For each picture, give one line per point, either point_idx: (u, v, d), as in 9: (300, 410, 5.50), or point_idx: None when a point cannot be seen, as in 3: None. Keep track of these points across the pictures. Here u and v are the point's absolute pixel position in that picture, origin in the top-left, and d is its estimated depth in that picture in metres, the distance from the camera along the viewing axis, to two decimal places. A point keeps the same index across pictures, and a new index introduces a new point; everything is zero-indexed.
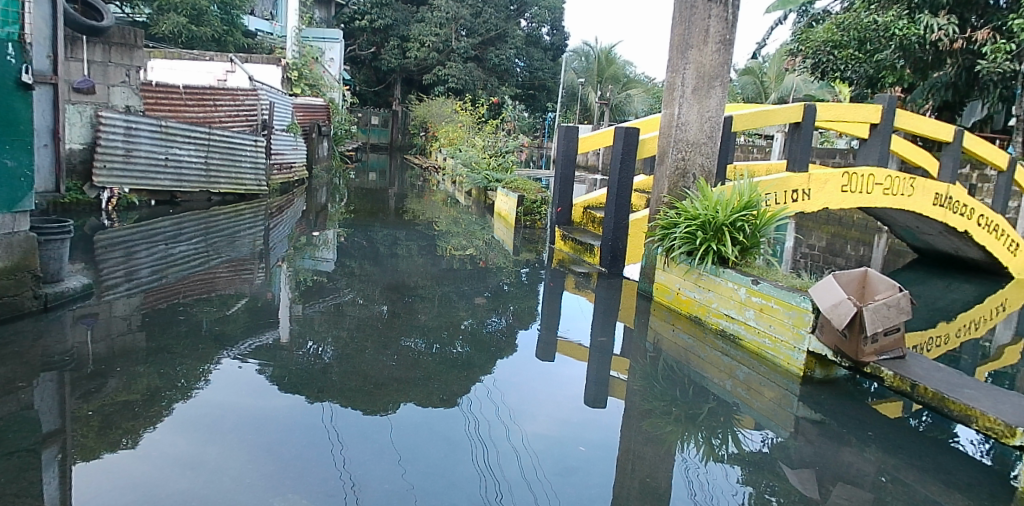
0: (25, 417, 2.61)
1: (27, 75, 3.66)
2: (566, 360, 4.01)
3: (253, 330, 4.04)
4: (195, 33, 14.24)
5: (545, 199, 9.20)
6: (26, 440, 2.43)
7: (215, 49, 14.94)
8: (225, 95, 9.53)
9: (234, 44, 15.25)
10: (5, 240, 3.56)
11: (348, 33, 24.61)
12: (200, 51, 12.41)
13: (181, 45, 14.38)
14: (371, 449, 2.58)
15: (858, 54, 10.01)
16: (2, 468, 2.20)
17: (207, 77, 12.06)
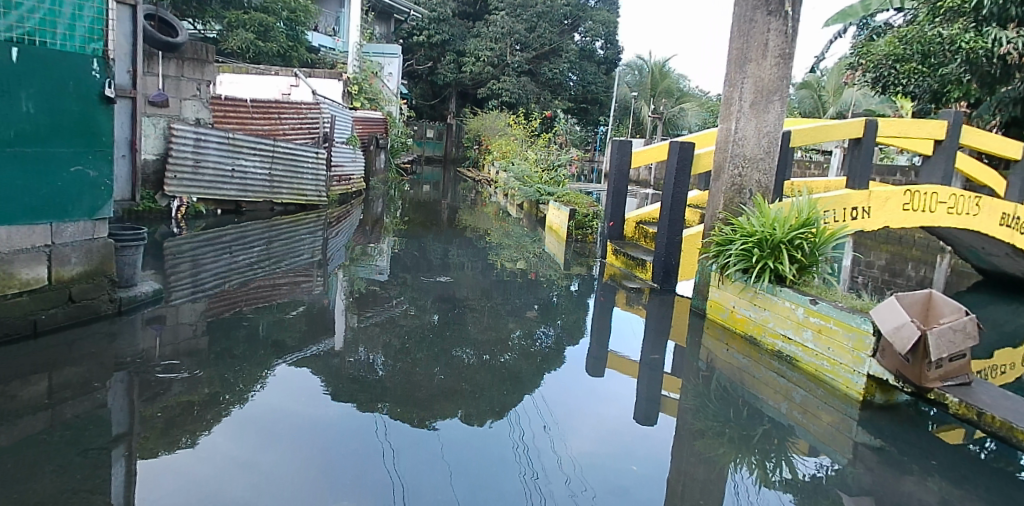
0: (99, 415, 2.78)
1: (110, 89, 3.87)
2: (615, 376, 3.96)
3: (309, 338, 4.17)
4: (262, 49, 14.88)
5: (598, 213, 9.17)
6: (99, 439, 2.58)
7: (280, 63, 15.56)
8: (289, 109, 9.99)
9: (299, 59, 15.86)
10: (85, 246, 3.81)
11: (406, 49, 25.22)
12: (265, 68, 13.04)
13: (249, 59, 15.00)
14: (420, 458, 2.63)
15: (921, 69, 9.52)
16: (78, 465, 2.34)
17: (272, 91, 12.61)
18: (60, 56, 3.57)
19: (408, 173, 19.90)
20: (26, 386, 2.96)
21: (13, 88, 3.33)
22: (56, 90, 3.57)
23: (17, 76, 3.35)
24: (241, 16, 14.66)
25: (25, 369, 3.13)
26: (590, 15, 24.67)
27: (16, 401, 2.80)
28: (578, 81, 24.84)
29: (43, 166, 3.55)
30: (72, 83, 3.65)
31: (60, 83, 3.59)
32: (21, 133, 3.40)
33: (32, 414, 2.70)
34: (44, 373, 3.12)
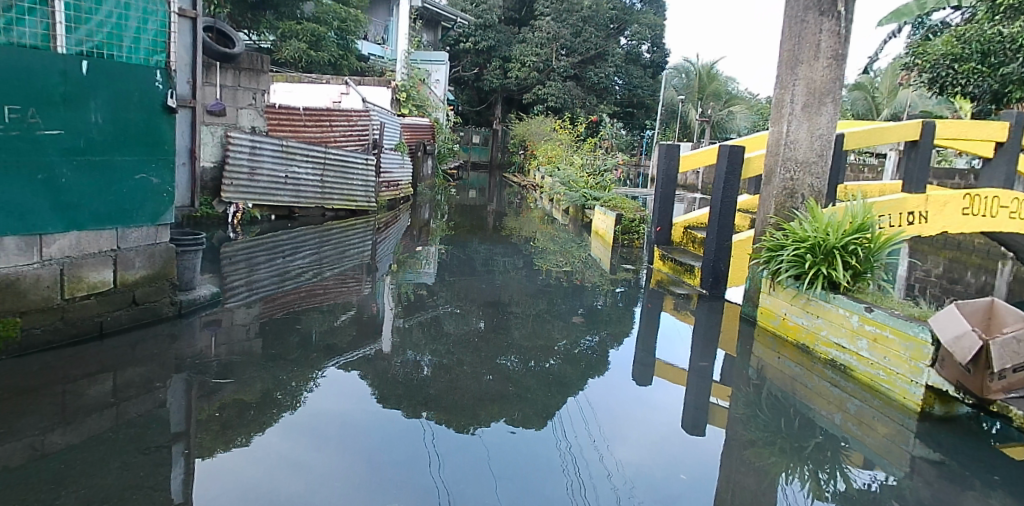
0: (161, 414, 2.93)
1: (173, 99, 4.06)
2: (662, 384, 3.90)
3: (358, 341, 4.28)
4: (314, 58, 15.27)
5: (645, 218, 9.04)
6: (161, 436, 2.72)
7: (331, 72, 15.95)
8: (340, 116, 10.30)
9: (348, 68, 16.38)
10: (148, 250, 4.01)
11: (453, 55, 25.52)
12: (317, 76, 13.38)
13: (301, 68, 15.43)
14: (467, 462, 2.67)
15: (981, 68, 9.02)
16: (141, 463, 2.48)
17: (324, 99, 12.96)
18: (127, 68, 3.78)
19: (454, 179, 20.13)
20: (93, 385, 3.14)
21: (83, 99, 3.54)
22: (123, 100, 3.77)
23: (87, 87, 3.56)
24: (293, 27, 14.85)
25: (92, 368, 3.32)
26: (636, 18, 24.45)
27: (84, 399, 2.98)
28: (624, 85, 24.71)
29: (111, 174, 3.75)
30: (137, 93, 3.86)
31: (126, 93, 3.79)
32: (90, 143, 3.62)
33: (99, 412, 2.87)
34: (109, 372, 3.30)
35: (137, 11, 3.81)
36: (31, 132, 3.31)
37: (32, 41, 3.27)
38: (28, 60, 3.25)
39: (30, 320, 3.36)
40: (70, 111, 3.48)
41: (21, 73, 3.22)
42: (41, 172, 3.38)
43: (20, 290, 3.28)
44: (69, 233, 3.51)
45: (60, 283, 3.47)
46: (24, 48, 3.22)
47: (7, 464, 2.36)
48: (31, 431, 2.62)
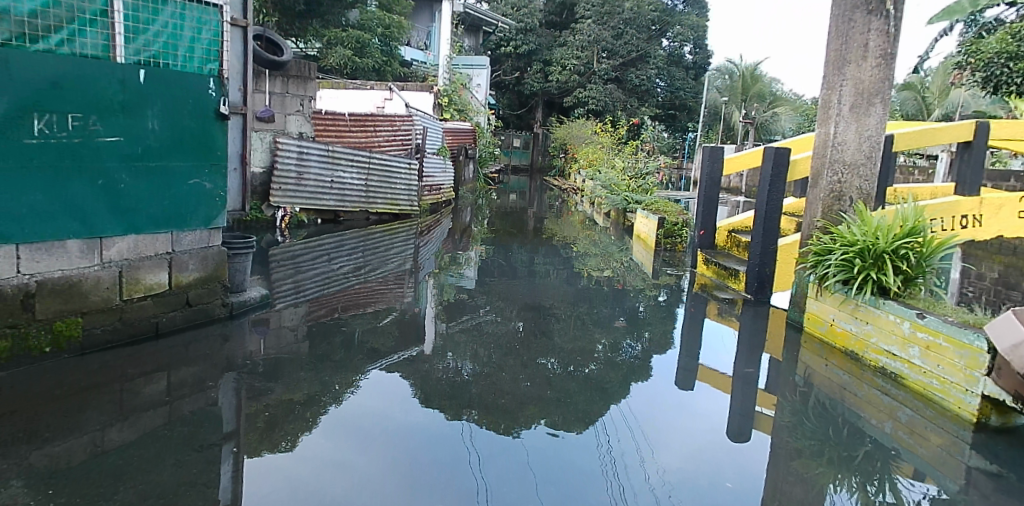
0: (213, 413, 3.06)
1: (224, 105, 4.22)
2: (705, 390, 3.83)
3: (401, 343, 4.36)
4: (358, 64, 15.64)
5: (687, 221, 8.88)
6: (213, 435, 2.85)
7: (375, 78, 16.27)
8: (384, 121, 10.51)
9: (392, 73, 16.68)
10: (202, 253, 4.17)
11: (494, 59, 25.70)
12: (361, 82, 13.65)
13: (346, 75, 15.82)
14: (505, 467, 2.70)
15: None
16: (194, 461, 2.59)
17: (368, 105, 13.24)
18: (182, 75, 3.93)
19: (495, 182, 20.26)
20: (149, 384, 3.29)
21: (141, 107, 3.71)
22: (178, 108, 3.93)
23: (144, 95, 3.72)
24: (338, 34, 15.25)
25: (148, 367, 3.47)
26: (678, 19, 24.14)
27: (141, 398, 3.12)
28: (666, 87, 24.38)
29: (166, 179, 3.92)
30: (191, 100, 4.01)
31: (181, 101, 3.94)
32: (147, 149, 3.78)
33: (154, 410, 3.01)
34: (164, 372, 3.45)
35: (192, 20, 3.93)
36: (93, 139, 3.48)
37: (94, 51, 3.45)
38: (90, 69, 3.43)
39: (91, 320, 3.54)
40: (129, 118, 3.65)
41: (84, 82, 3.40)
42: (102, 177, 3.55)
43: (82, 291, 3.47)
44: (127, 236, 3.69)
45: (119, 284, 3.65)
46: (87, 58, 3.41)
47: (72, 458, 2.50)
48: (92, 427, 2.77)
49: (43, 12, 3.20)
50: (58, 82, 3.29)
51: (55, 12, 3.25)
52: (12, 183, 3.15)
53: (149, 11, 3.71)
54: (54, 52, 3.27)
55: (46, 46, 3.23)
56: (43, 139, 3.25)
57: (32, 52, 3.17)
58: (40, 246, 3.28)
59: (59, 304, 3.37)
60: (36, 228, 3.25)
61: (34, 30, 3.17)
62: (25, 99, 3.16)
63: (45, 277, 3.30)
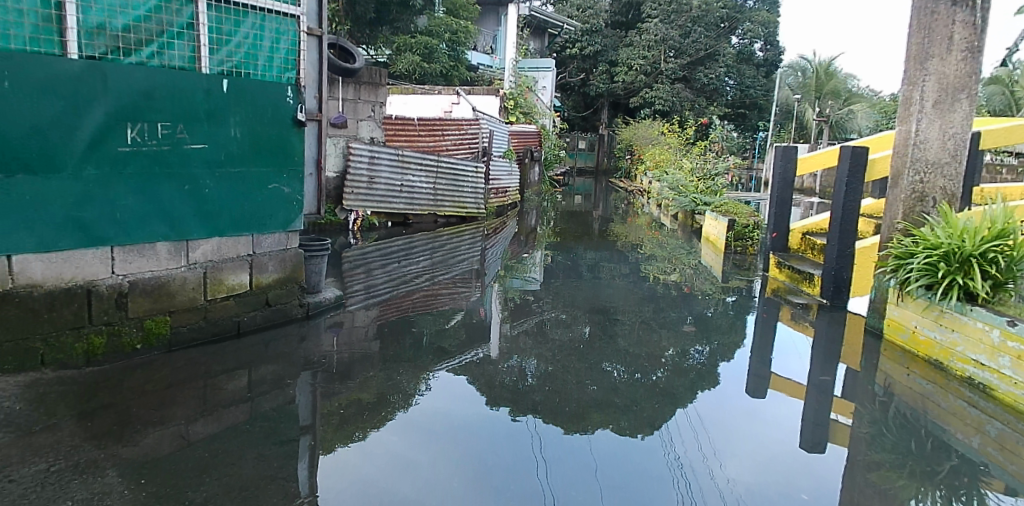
0: (291, 410, 3.24)
1: (302, 113, 4.36)
2: (777, 399, 3.70)
3: (466, 345, 4.46)
4: (426, 70, 16.01)
5: (759, 223, 8.56)
6: (292, 430, 3.03)
7: (443, 83, 16.62)
8: (452, 125, 10.75)
9: (458, 78, 17.00)
10: (280, 255, 4.40)
11: (560, 62, 25.72)
12: (429, 87, 13.88)
13: (415, 80, 16.14)
14: (569, 469, 2.74)
15: None
16: (274, 455, 2.78)
17: (435, 109, 13.50)
18: (263, 85, 4.11)
19: (561, 184, 20.27)
20: (231, 380, 3.50)
21: (224, 116, 3.91)
22: (259, 116, 4.12)
23: (229, 104, 3.93)
24: (409, 40, 15.74)
25: (230, 364, 3.69)
26: (749, 16, 23.60)
27: (223, 393, 3.33)
28: (736, 85, 23.95)
29: (247, 184, 4.13)
30: (271, 108, 4.19)
31: (262, 109, 4.13)
32: (230, 155, 3.99)
33: (236, 406, 3.21)
34: (245, 369, 3.67)
35: (271, 31, 4.12)
36: (180, 146, 3.73)
37: (181, 62, 3.68)
38: (178, 80, 3.65)
39: (177, 319, 3.80)
40: (213, 126, 3.86)
41: (171, 93, 3.63)
42: (188, 183, 3.79)
43: (170, 291, 3.75)
44: (211, 238, 3.94)
45: (203, 285, 3.92)
46: (174, 69, 3.64)
47: (161, 449, 2.71)
48: (177, 420, 2.98)
49: (135, 27, 3.45)
50: (150, 93, 3.54)
51: (146, 26, 3.50)
52: (108, 189, 3.44)
53: (231, 23, 3.89)
54: (144, 64, 3.51)
55: (137, 58, 3.48)
56: (134, 147, 3.52)
57: (125, 65, 3.42)
58: (132, 249, 3.56)
59: (149, 304, 3.65)
60: (128, 231, 3.53)
61: (127, 45, 3.43)
62: (119, 109, 3.43)
63: (137, 278, 3.58)
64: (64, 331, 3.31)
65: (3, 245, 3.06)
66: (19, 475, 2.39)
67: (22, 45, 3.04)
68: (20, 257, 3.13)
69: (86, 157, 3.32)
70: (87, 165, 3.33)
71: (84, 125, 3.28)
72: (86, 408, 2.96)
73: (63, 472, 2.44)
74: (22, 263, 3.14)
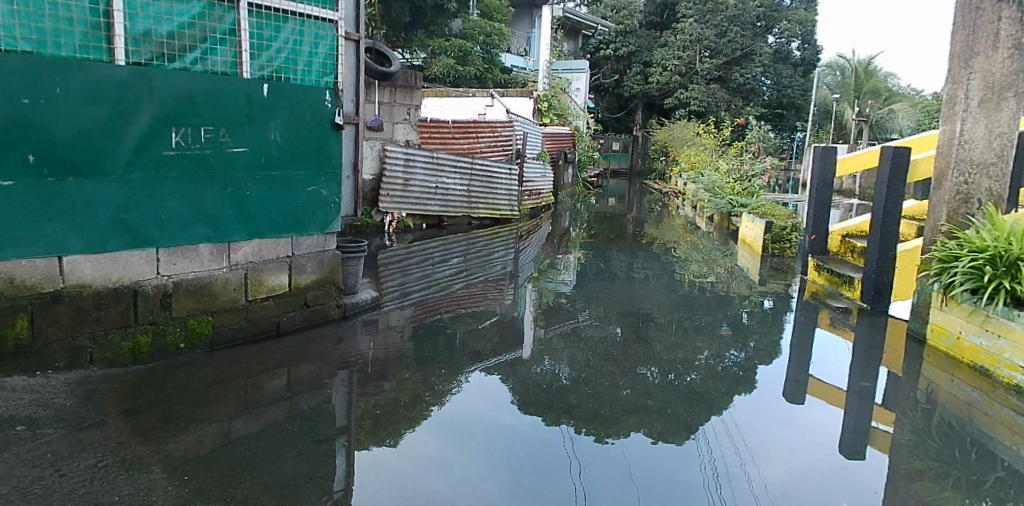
0: (328, 409, 3.33)
1: (338, 116, 4.47)
2: (815, 405, 3.62)
3: (499, 346, 4.50)
4: (461, 72, 15.96)
5: (797, 225, 8.38)
6: (329, 429, 3.11)
7: (477, 85, 16.69)
8: (486, 128, 10.84)
9: (492, 80, 17.06)
10: (318, 257, 4.51)
11: (593, 63, 25.58)
12: (464, 90, 13.98)
13: (449, 83, 16.13)
14: (599, 471, 2.76)
15: None
16: (312, 453, 2.85)
17: (469, 112, 13.61)
18: (302, 89, 4.23)
19: (593, 186, 20.20)
20: (270, 379, 3.61)
21: (265, 119, 4.03)
22: (298, 120, 4.23)
23: (269, 108, 4.05)
24: (442, 43, 15.73)
25: (269, 364, 3.80)
26: (786, 15, 23.21)
27: (263, 392, 3.44)
28: (772, 85, 23.47)
29: (286, 186, 4.25)
30: (309, 112, 4.30)
31: (301, 112, 4.24)
32: (270, 158, 4.11)
33: (275, 404, 3.31)
34: (284, 368, 3.77)
35: (309, 36, 4.24)
36: (223, 150, 3.86)
37: (223, 68, 3.80)
38: (220, 85, 3.78)
39: (219, 319, 3.93)
40: (254, 130, 3.99)
41: (214, 98, 3.75)
42: (229, 186, 3.92)
43: (213, 292, 3.88)
44: (252, 240, 4.07)
45: (245, 286, 4.05)
46: (217, 74, 3.76)
47: (202, 447, 2.80)
48: (219, 418, 3.09)
49: (179, 33, 3.58)
50: (195, 98, 3.67)
51: (190, 33, 3.62)
52: (154, 192, 3.58)
53: (271, 28, 4.01)
54: (189, 70, 3.64)
55: (181, 64, 3.61)
56: (179, 151, 3.65)
57: (169, 70, 3.55)
58: (176, 251, 3.70)
59: (192, 304, 3.79)
60: (172, 233, 3.67)
61: (171, 51, 3.56)
62: (165, 115, 3.56)
63: (181, 278, 3.73)
64: (111, 330, 3.46)
65: (55, 246, 3.22)
66: (69, 470, 2.47)
67: (72, 52, 3.19)
68: (70, 257, 3.28)
69: (132, 162, 3.46)
70: (133, 169, 3.47)
71: (131, 130, 3.42)
72: (132, 406, 3.08)
73: (110, 468, 2.53)
74: (73, 264, 3.30)
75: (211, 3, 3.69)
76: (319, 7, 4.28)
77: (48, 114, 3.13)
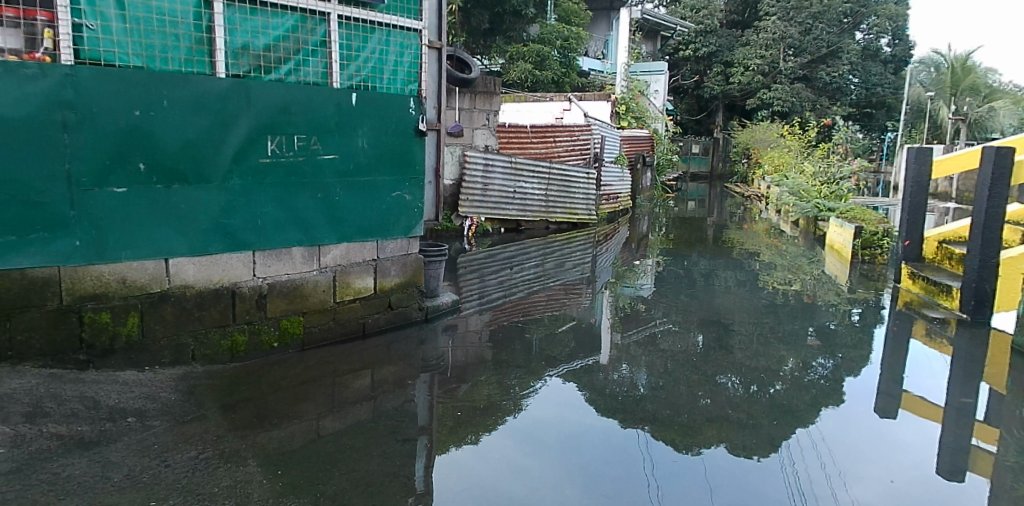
0: (409, 410, 3.38)
1: (422, 123, 4.52)
2: (910, 420, 3.43)
3: (576, 352, 4.46)
4: (539, 77, 15.94)
5: (890, 230, 7.99)
6: (411, 429, 3.17)
7: (554, 89, 16.54)
8: (563, 132, 10.78)
9: (570, 85, 16.77)
10: (402, 260, 4.58)
11: (673, 64, 25.17)
12: (542, 94, 13.91)
13: (527, 88, 16.17)
14: (680, 486, 2.67)
15: None
16: (395, 452, 2.90)
17: (547, 116, 13.46)
18: (388, 97, 4.31)
19: (673, 190, 19.74)
20: (357, 379, 3.70)
21: (353, 127, 4.14)
22: (384, 127, 4.31)
23: (357, 117, 4.15)
24: (520, 49, 15.72)
25: (356, 364, 3.89)
26: (875, 10, 22.34)
27: (349, 391, 3.53)
28: (860, 83, 22.74)
29: (373, 192, 4.33)
30: (395, 119, 4.37)
31: (387, 120, 4.32)
32: (358, 165, 4.21)
33: (361, 404, 3.39)
34: (369, 369, 3.85)
35: (395, 46, 4.32)
36: (314, 157, 3.98)
37: (315, 78, 3.93)
38: (312, 94, 3.90)
39: (310, 319, 4.07)
40: (343, 137, 4.09)
41: (307, 107, 3.88)
42: (320, 191, 4.04)
43: (304, 293, 4.02)
44: (341, 243, 4.19)
45: (333, 288, 4.17)
46: (309, 85, 3.89)
47: (293, 443, 2.89)
48: (309, 416, 3.18)
49: (275, 46, 3.71)
50: (289, 107, 3.80)
51: (285, 45, 3.76)
52: (251, 198, 3.72)
53: (360, 39, 4.11)
54: (283, 81, 3.78)
55: (277, 76, 3.75)
56: (274, 159, 3.79)
57: (266, 82, 3.69)
58: (272, 253, 3.86)
59: (285, 305, 3.93)
60: (267, 236, 3.82)
61: (267, 63, 3.70)
62: (262, 124, 3.71)
63: (275, 280, 3.87)
64: (211, 328, 3.63)
65: (162, 249, 3.41)
66: (174, 460, 2.59)
67: (178, 66, 3.37)
68: (175, 259, 3.47)
69: (232, 169, 3.61)
70: (233, 176, 3.62)
71: (230, 139, 3.57)
72: (230, 401, 3.21)
73: (210, 460, 2.64)
74: (178, 266, 3.49)
75: (303, 17, 3.81)
76: (406, 17, 4.35)
77: (157, 125, 3.32)
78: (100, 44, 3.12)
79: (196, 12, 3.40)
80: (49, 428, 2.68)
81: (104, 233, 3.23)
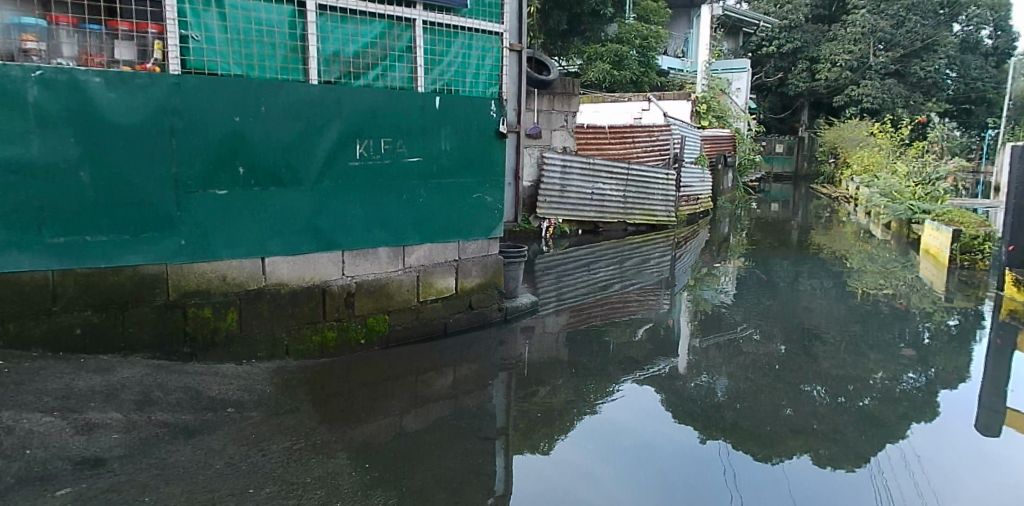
0: (487, 409, 3.42)
1: (503, 125, 4.56)
2: (1016, 439, 3.22)
3: (654, 357, 4.41)
4: (617, 78, 15.71)
5: (992, 234, 7.46)
6: (489, 428, 3.21)
7: (633, 89, 16.24)
8: (642, 132, 10.74)
9: (648, 84, 16.44)
10: (482, 261, 4.63)
11: (755, 61, 24.38)
12: (620, 93, 13.81)
13: (605, 89, 16.01)
14: (767, 499, 2.60)
15: None
16: (476, 450, 2.95)
17: (625, 117, 13.42)
18: (470, 100, 4.37)
19: (753, 191, 19.09)
20: (439, 378, 3.77)
21: (436, 130, 4.22)
22: (465, 130, 4.38)
23: (440, 119, 4.23)
24: (598, 49, 15.65)
25: (438, 363, 3.98)
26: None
27: (432, 389, 3.61)
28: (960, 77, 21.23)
29: (455, 193, 4.40)
30: (476, 122, 4.43)
31: (468, 122, 4.38)
32: (440, 167, 4.29)
33: (443, 402, 3.46)
34: (449, 368, 3.93)
35: (477, 49, 4.36)
36: (399, 160, 4.08)
37: (401, 83, 4.03)
38: (398, 98, 4.00)
39: (395, 318, 4.18)
40: (427, 140, 4.18)
41: (393, 111, 3.98)
42: (405, 193, 4.15)
43: (389, 292, 4.14)
44: (424, 244, 4.28)
45: (416, 287, 4.27)
46: (396, 89, 3.99)
47: (379, 438, 2.98)
48: (393, 412, 3.27)
49: (364, 53, 3.83)
50: (376, 111, 3.91)
51: (373, 52, 3.87)
52: (341, 199, 3.86)
53: (444, 44, 4.18)
54: (371, 86, 3.89)
55: (365, 81, 3.87)
56: (362, 162, 3.92)
57: (355, 87, 3.81)
58: (358, 253, 3.98)
59: (372, 303, 4.06)
60: (355, 236, 3.94)
61: (357, 69, 3.82)
62: (351, 128, 3.83)
63: (362, 279, 4.00)
64: (303, 325, 3.79)
65: (259, 248, 3.59)
66: (269, 450, 2.72)
67: (274, 74, 3.52)
68: (270, 258, 3.64)
69: (323, 172, 3.75)
70: (324, 179, 3.77)
71: (321, 142, 3.71)
72: (320, 395, 3.34)
73: (302, 451, 2.75)
74: (272, 265, 3.66)
75: (390, 23, 3.91)
76: (488, 20, 4.39)
77: (256, 130, 3.48)
78: (204, 53, 3.29)
79: (292, 21, 3.53)
80: (157, 415, 2.86)
81: (207, 232, 3.42)
